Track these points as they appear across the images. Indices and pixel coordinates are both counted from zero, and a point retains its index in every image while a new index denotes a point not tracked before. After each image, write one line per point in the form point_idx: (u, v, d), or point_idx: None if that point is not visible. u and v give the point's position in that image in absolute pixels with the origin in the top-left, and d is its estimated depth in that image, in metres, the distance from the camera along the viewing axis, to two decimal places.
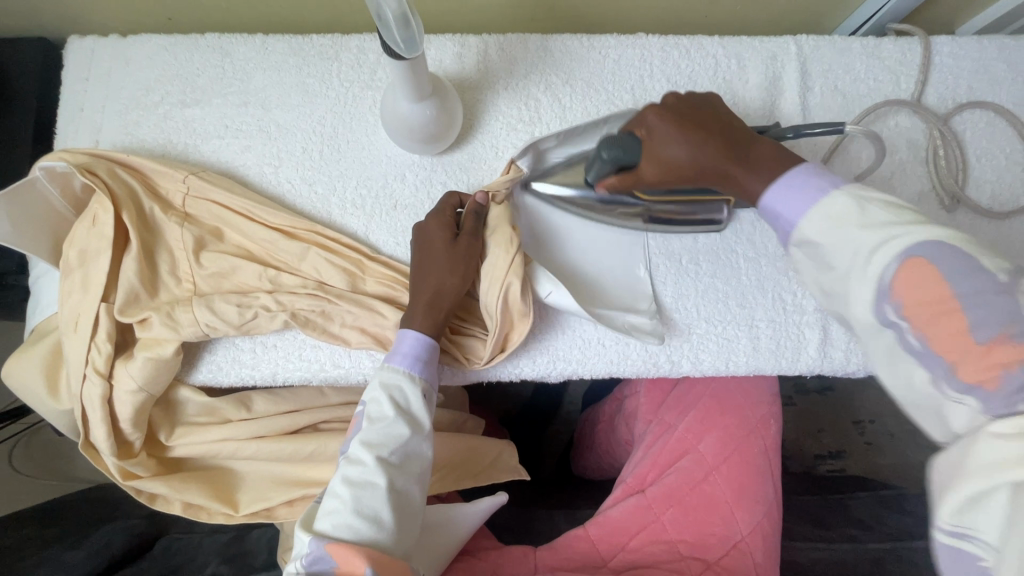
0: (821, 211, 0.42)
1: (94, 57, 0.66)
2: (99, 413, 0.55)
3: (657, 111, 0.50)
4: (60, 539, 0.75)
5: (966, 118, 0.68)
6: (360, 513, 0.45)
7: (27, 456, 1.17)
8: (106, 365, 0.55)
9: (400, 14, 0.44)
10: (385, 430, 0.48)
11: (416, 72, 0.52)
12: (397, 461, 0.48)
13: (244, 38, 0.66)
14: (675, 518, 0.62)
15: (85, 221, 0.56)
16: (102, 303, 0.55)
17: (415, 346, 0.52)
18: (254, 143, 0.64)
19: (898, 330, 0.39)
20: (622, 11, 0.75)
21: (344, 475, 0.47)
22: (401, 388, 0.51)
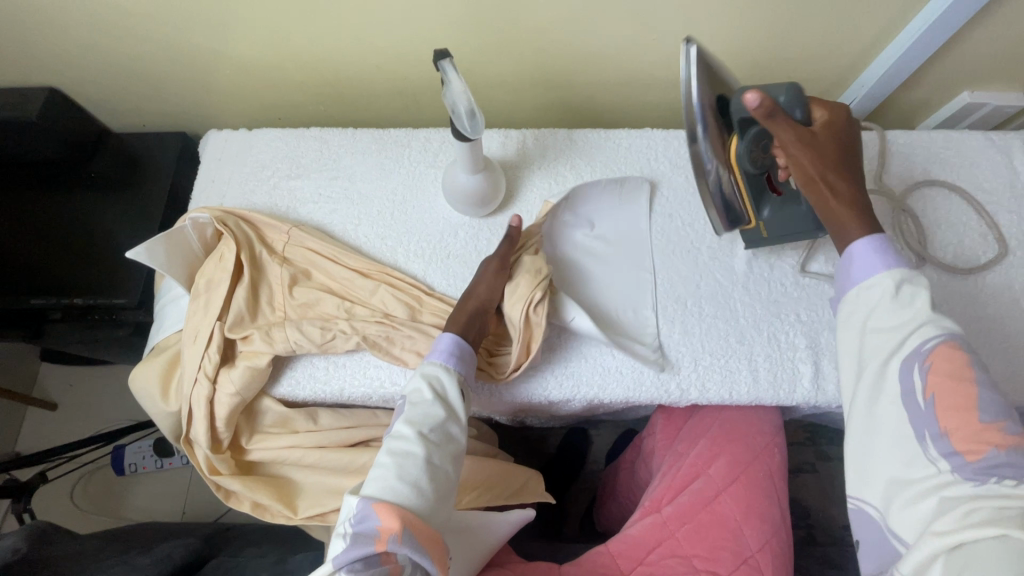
0: (885, 281, 0.54)
1: (224, 143, 0.87)
2: (202, 411, 0.67)
3: (757, 103, 0.56)
4: (129, 549, 0.83)
5: (924, 194, 0.81)
6: (401, 477, 0.54)
7: (87, 493, 1.29)
8: (214, 371, 0.68)
9: (468, 107, 0.61)
10: (424, 412, 0.59)
11: (474, 150, 0.69)
12: (434, 439, 0.58)
13: (339, 131, 0.86)
14: (688, 534, 0.68)
15: (212, 259, 0.72)
16: (217, 321, 0.69)
17: (449, 343, 0.65)
18: (340, 207, 0.82)
19: (911, 391, 0.50)
20: (633, 112, 0.94)
21: (389, 447, 0.57)
22: (437, 377, 0.62)
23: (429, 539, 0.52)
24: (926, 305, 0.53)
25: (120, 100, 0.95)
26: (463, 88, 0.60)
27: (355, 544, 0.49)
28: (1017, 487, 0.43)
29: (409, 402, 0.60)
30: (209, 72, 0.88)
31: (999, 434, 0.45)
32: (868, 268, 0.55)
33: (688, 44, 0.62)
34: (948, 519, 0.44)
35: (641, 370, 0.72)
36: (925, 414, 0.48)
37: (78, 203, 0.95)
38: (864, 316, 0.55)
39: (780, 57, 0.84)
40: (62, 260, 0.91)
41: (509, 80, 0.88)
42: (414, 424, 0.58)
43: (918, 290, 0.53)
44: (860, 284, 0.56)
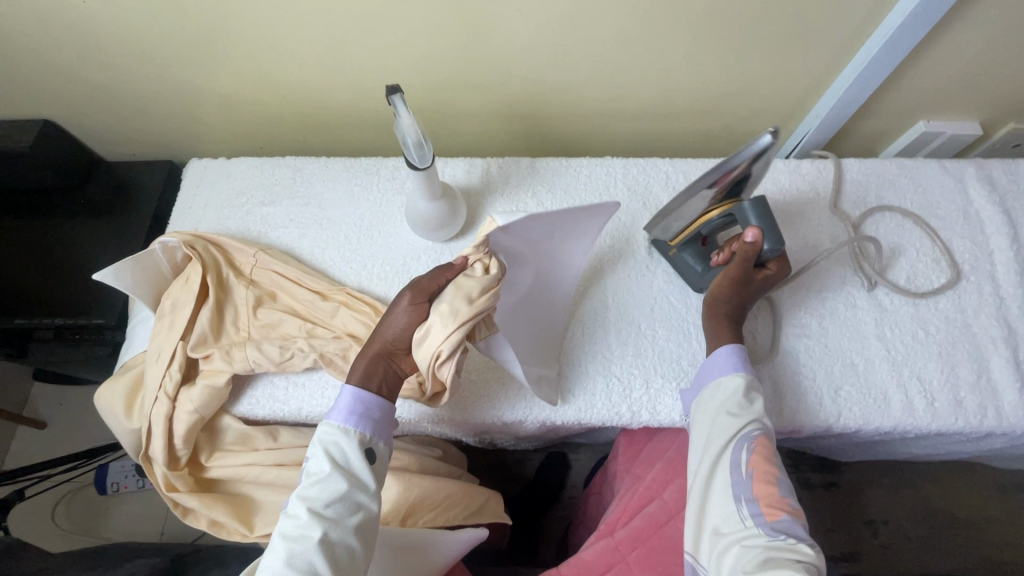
0: (733, 381, 0.64)
1: (203, 171, 0.91)
2: (161, 428, 0.69)
3: (753, 240, 0.67)
4: (95, 567, 0.84)
5: (878, 219, 0.83)
6: (293, 563, 0.54)
7: (69, 514, 1.30)
8: (174, 389, 0.70)
9: (416, 138, 0.65)
10: (321, 486, 0.58)
11: (430, 178, 0.72)
12: (330, 515, 0.57)
13: (312, 160, 0.90)
14: (639, 558, 0.68)
15: (179, 281, 0.75)
16: (180, 341, 0.72)
17: (350, 400, 0.63)
18: (309, 232, 0.85)
19: (737, 462, 0.58)
20: (597, 142, 0.98)
21: (285, 528, 0.57)
22: (337, 443, 0.61)
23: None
24: (759, 406, 0.63)
25: (110, 131, 1.00)
26: (411, 121, 0.63)
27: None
28: (795, 547, 0.52)
29: (306, 474, 0.59)
30: (192, 105, 0.93)
31: (789, 505, 0.55)
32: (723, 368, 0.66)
33: (766, 138, 0.61)
34: (745, 566, 0.52)
35: (592, 392, 0.73)
36: (745, 483, 0.57)
37: (67, 228, 1.00)
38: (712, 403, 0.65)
39: (733, 88, 0.88)
40: (49, 281, 0.95)
41: (475, 111, 0.92)
42: (309, 502, 0.57)
43: (755, 392, 0.64)
44: (714, 380, 0.66)
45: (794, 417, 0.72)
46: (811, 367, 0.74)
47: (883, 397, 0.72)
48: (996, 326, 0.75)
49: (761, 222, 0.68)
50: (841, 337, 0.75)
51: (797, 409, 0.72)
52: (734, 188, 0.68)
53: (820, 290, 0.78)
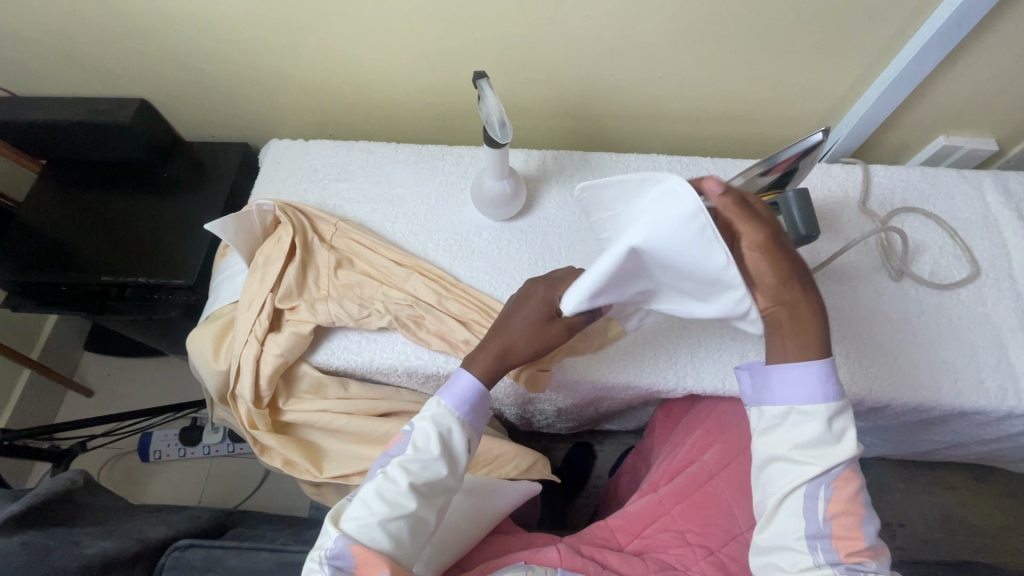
0: (815, 415, 0.57)
1: (284, 150, 1.00)
2: (250, 368, 0.76)
3: (717, 188, 0.57)
4: (159, 509, 0.90)
5: (903, 219, 0.90)
6: (384, 525, 0.59)
7: (110, 478, 1.35)
8: (263, 334, 0.77)
9: (499, 117, 0.73)
10: (423, 465, 0.60)
11: (502, 158, 0.80)
12: (424, 490, 0.61)
13: (384, 144, 0.99)
14: (683, 511, 0.73)
15: (271, 241, 0.83)
16: (270, 293, 0.79)
17: (468, 390, 0.63)
18: (380, 207, 0.93)
19: (813, 496, 0.56)
20: (642, 142, 1.07)
21: (380, 488, 0.60)
22: (450, 429, 0.62)
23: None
24: (847, 436, 0.57)
25: (195, 113, 1.09)
26: (496, 101, 0.72)
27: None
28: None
29: (415, 444, 0.61)
30: (275, 91, 1.02)
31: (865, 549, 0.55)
32: (802, 391, 0.58)
33: (816, 136, 0.67)
34: None
35: (640, 359, 0.80)
36: (824, 535, 0.55)
37: (151, 200, 1.08)
38: (782, 440, 0.58)
39: (771, 98, 0.96)
40: (132, 246, 1.03)
41: (533, 108, 1.01)
42: (410, 475, 0.60)
43: (842, 418, 0.57)
44: (791, 405, 0.58)
45: None
46: (843, 347, 0.80)
47: (909, 376, 0.78)
48: (1014, 317, 0.81)
49: (797, 214, 0.69)
50: (870, 321, 0.82)
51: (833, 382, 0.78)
52: (781, 179, 0.74)
53: (850, 278, 0.85)
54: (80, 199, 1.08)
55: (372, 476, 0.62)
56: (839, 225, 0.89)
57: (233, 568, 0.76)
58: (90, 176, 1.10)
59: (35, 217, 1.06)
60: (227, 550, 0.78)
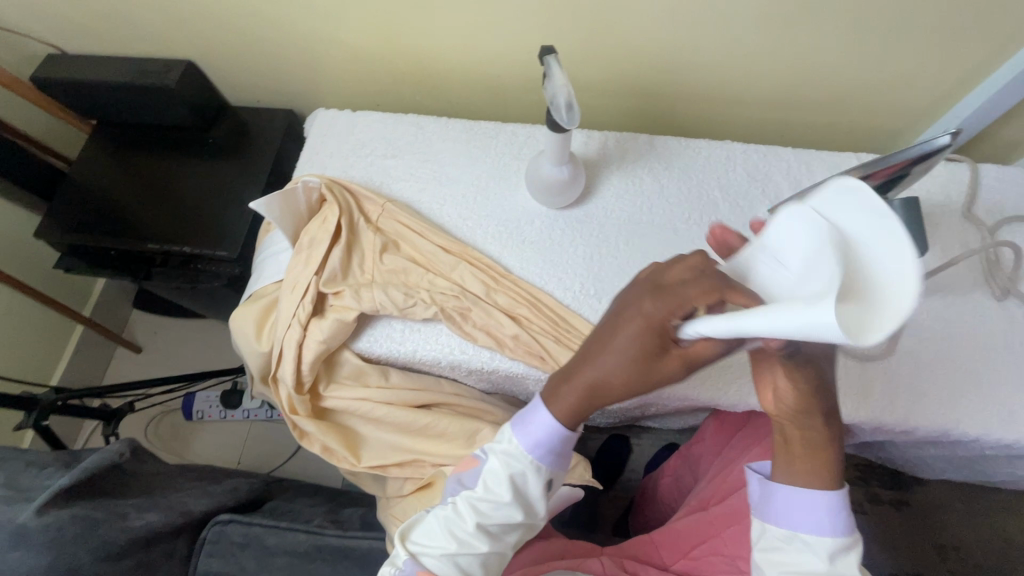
0: (818, 546, 0.49)
1: (330, 121, 0.96)
2: (293, 352, 0.75)
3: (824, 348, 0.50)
4: (202, 478, 0.91)
5: (1013, 230, 0.79)
6: (453, 563, 0.56)
7: (157, 434, 1.40)
8: (306, 318, 0.76)
9: (567, 100, 0.66)
10: (495, 506, 0.55)
11: (564, 144, 0.74)
12: (495, 532, 0.56)
13: (433, 119, 0.93)
14: (734, 535, 0.67)
15: (316, 221, 0.81)
16: (314, 275, 0.77)
17: (551, 438, 0.54)
18: (427, 187, 0.88)
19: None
20: (712, 126, 0.97)
21: (451, 524, 0.56)
22: (523, 472, 0.55)
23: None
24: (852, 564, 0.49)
25: (242, 77, 1.06)
26: (564, 82, 0.65)
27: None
28: None
29: (484, 481, 0.56)
30: (323, 56, 0.97)
31: None
32: (810, 519, 0.51)
33: (942, 140, 0.59)
34: None
35: (695, 367, 0.75)
36: None
37: (197, 166, 1.06)
38: (779, 564, 0.51)
39: (870, 82, 0.85)
40: (178, 215, 1.02)
41: (597, 85, 0.92)
42: (478, 516, 0.56)
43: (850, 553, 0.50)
44: (797, 531, 0.51)
45: (907, 418, 0.71)
46: (931, 372, 0.72)
47: (1006, 412, 0.70)
48: None
49: (902, 225, 0.63)
50: (963, 344, 0.73)
51: (915, 412, 0.71)
52: (883, 186, 0.66)
53: (944, 294, 0.76)
54: (127, 161, 1.07)
55: (446, 501, 0.59)
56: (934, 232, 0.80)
57: (270, 547, 0.77)
58: (138, 137, 1.09)
59: (85, 178, 1.06)
60: (265, 528, 0.78)
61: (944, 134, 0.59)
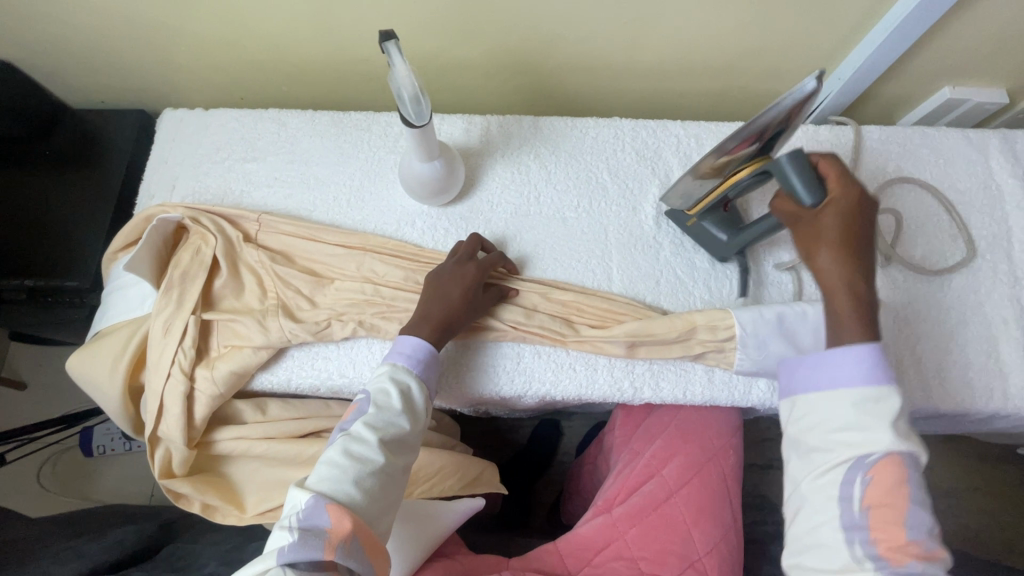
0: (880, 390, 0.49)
1: (179, 123, 0.84)
2: (178, 408, 0.67)
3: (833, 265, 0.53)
4: (81, 533, 0.82)
5: (896, 191, 0.79)
6: (354, 485, 0.52)
7: (54, 475, 1.27)
8: (190, 366, 0.67)
9: (413, 92, 0.60)
10: (388, 419, 0.57)
11: (426, 139, 0.66)
12: (392, 446, 0.56)
13: (296, 113, 0.83)
14: (637, 535, 0.68)
15: (188, 252, 0.71)
16: (193, 315, 0.68)
17: (416, 350, 0.62)
18: (294, 192, 0.79)
19: (846, 497, 0.47)
20: (604, 102, 0.92)
21: (346, 449, 0.54)
22: (405, 385, 0.60)
23: (374, 548, 0.51)
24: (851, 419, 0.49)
25: (76, 75, 0.92)
26: (407, 73, 0.58)
27: (301, 544, 0.48)
28: None
29: (375, 403, 0.58)
30: (164, 48, 0.85)
31: (920, 552, 0.46)
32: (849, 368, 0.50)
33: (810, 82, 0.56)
34: None
35: (593, 367, 0.70)
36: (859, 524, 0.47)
37: (34, 183, 0.92)
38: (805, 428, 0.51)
39: (755, 47, 0.81)
40: (21, 239, 0.89)
41: (475, 65, 0.85)
42: (377, 431, 0.56)
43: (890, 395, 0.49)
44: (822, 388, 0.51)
45: None
46: None
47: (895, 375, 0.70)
48: (1011, 308, 0.73)
49: (799, 182, 0.55)
50: None
51: None
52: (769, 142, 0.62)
53: None
54: None
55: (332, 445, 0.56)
56: None
57: None
58: None
59: None
60: None
61: (810, 78, 0.57)
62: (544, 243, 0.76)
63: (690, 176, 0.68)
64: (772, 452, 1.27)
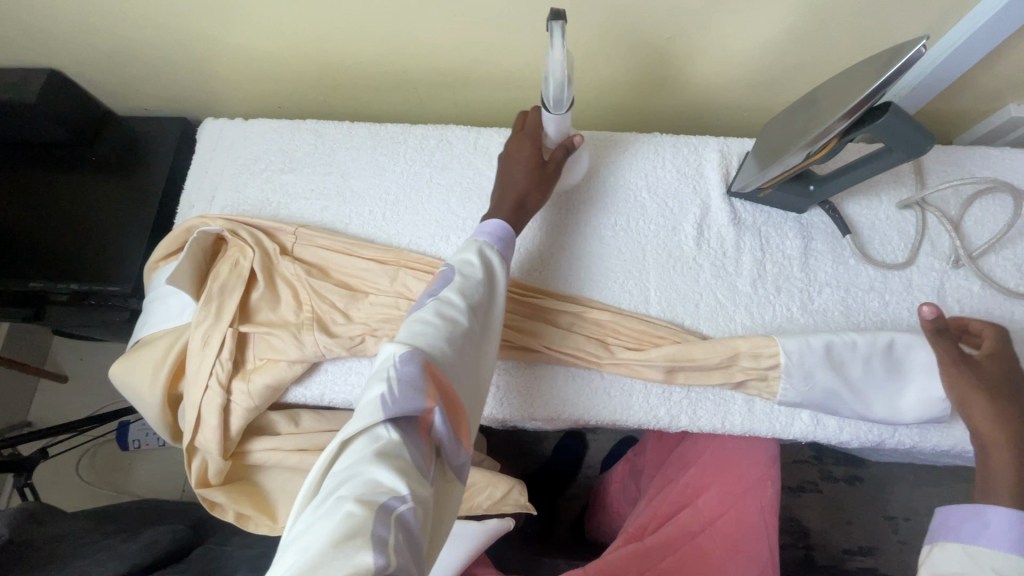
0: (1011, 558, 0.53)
1: (218, 133, 0.85)
2: (215, 419, 0.68)
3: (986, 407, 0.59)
4: (118, 533, 0.84)
5: (973, 213, 0.75)
6: (446, 340, 0.52)
7: (91, 467, 1.31)
8: (227, 379, 0.68)
9: (560, 78, 0.61)
10: (471, 285, 0.58)
11: (558, 124, 0.68)
12: (476, 314, 0.57)
13: (334, 124, 0.83)
14: (668, 566, 0.66)
15: (227, 264, 0.72)
16: (230, 328, 0.69)
17: (498, 229, 0.64)
18: (330, 204, 0.79)
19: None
20: (644, 116, 0.90)
21: (437, 308, 0.54)
22: (485, 254, 0.61)
23: (458, 414, 0.50)
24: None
25: (120, 83, 0.94)
26: (561, 58, 0.59)
27: (404, 392, 0.46)
28: None
29: (459, 273, 0.58)
30: (205, 59, 0.86)
31: None
32: (988, 533, 0.55)
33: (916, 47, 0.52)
34: None
35: (628, 392, 0.69)
36: None
37: (77, 188, 0.94)
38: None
39: (804, 63, 0.78)
40: (67, 243, 0.91)
41: (513, 77, 0.84)
42: (466, 296, 0.57)
43: None
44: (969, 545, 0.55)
45: (845, 429, 0.67)
46: None
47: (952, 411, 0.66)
48: None
49: (909, 125, 0.57)
50: None
51: (852, 424, 0.67)
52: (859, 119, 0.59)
53: (887, 289, 0.72)
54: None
55: (420, 307, 0.56)
56: (880, 222, 0.75)
57: None
58: (2, 156, 0.95)
59: None
60: None
61: (918, 42, 0.52)
62: (581, 260, 0.75)
63: (780, 162, 0.66)
64: (804, 474, 1.23)
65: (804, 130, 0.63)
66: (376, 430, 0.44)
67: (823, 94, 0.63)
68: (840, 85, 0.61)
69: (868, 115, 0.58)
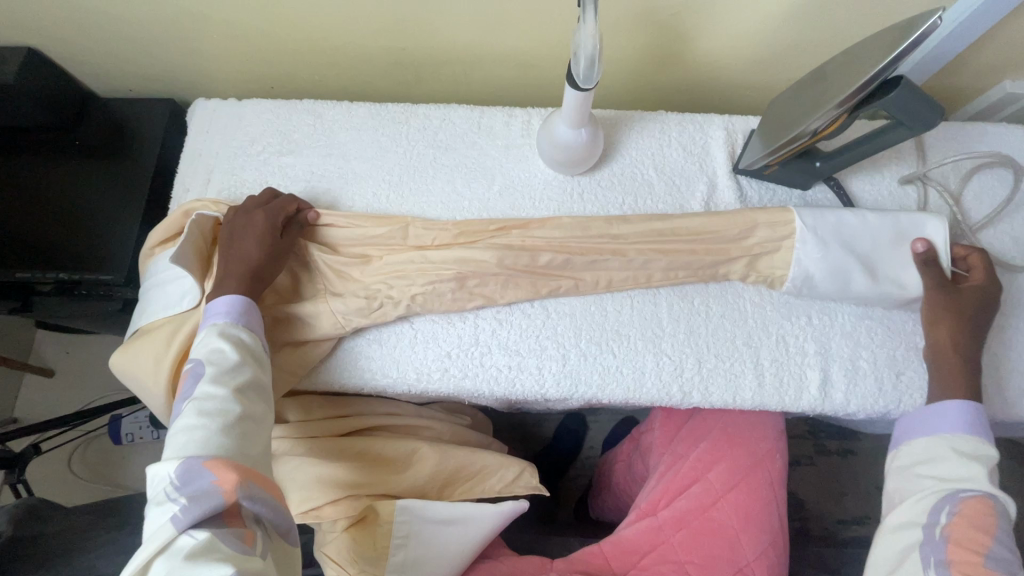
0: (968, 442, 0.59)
1: (212, 114, 0.82)
2: None
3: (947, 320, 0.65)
4: (121, 527, 0.82)
5: (972, 186, 0.76)
6: (223, 431, 0.53)
7: (83, 462, 1.28)
8: None
9: (590, 55, 0.58)
10: (228, 371, 0.57)
11: (582, 104, 0.65)
12: (246, 394, 0.57)
13: (333, 105, 0.81)
14: (683, 540, 0.68)
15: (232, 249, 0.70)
16: None
17: (232, 302, 0.62)
18: (332, 187, 0.77)
19: (931, 523, 0.56)
20: (647, 94, 0.89)
21: (197, 408, 0.54)
22: (235, 332, 0.60)
23: (265, 483, 0.54)
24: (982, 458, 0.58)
25: (103, 64, 0.90)
26: (593, 32, 0.56)
27: (194, 504, 0.49)
28: None
29: (208, 363, 0.57)
30: (194, 37, 0.83)
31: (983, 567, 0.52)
32: (947, 424, 0.61)
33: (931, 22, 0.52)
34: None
35: (641, 370, 0.69)
36: (937, 543, 0.54)
37: (62, 174, 0.91)
38: (924, 469, 0.60)
39: (808, 40, 0.78)
40: (54, 231, 0.88)
41: (516, 55, 0.82)
42: (227, 384, 0.56)
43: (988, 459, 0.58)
44: (935, 435, 0.61)
45: (852, 401, 0.68)
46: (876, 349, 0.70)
47: None
48: None
49: (920, 101, 0.58)
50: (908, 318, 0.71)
51: (859, 395, 0.68)
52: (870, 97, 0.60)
53: None
54: None
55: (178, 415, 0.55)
56: (883, 197, 0.76)
57: None
58: None
59: None
60: None
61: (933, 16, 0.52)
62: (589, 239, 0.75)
63: (788, 141, 0.67)
64: (799, 448, 1.26)
65: (813, 108, 0.64)
66: (178, 543, 0.48)
67: (833, 69, 0.63)
68: (849, 60, 0.61)
69: (879, 91, 0.59)
